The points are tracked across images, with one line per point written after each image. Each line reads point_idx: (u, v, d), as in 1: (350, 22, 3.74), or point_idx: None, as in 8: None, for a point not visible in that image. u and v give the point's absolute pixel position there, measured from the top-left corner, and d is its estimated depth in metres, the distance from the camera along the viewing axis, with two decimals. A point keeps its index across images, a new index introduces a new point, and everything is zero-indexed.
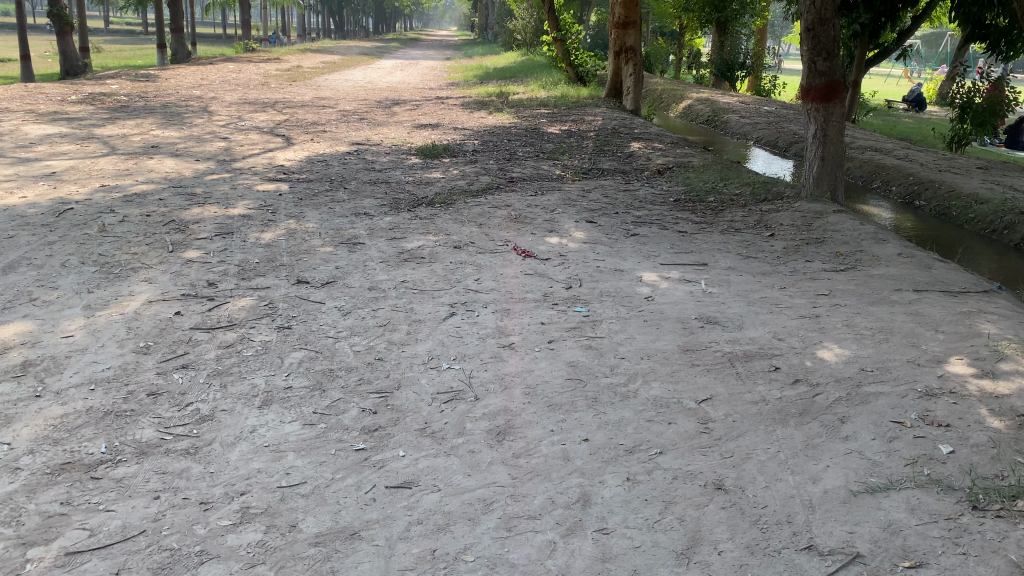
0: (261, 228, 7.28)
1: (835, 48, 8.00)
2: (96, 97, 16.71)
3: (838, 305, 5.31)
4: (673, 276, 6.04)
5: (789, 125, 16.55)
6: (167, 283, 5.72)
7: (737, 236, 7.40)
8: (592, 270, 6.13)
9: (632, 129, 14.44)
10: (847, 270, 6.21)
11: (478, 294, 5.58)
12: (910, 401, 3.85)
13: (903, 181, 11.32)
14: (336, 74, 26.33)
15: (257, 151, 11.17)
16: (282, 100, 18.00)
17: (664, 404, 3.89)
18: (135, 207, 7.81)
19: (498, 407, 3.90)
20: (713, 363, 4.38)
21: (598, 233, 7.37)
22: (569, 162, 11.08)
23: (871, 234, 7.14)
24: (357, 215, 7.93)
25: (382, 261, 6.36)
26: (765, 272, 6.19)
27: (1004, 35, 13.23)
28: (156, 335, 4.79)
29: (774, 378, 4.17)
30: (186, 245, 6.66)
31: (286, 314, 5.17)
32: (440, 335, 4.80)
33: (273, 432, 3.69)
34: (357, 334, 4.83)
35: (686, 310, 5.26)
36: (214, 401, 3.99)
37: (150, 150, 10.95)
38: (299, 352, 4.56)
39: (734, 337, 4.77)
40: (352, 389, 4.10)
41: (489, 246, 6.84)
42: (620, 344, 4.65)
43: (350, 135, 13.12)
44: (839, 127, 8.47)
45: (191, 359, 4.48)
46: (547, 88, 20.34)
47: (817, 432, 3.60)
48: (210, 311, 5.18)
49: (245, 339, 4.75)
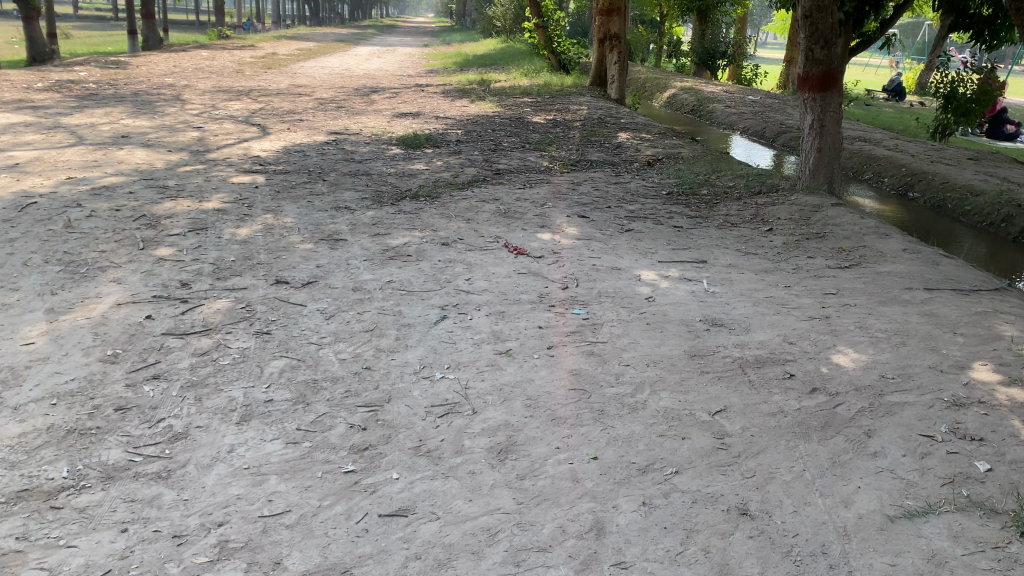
0: (238, 223, 6.94)
1: (833, 36, 7.74)
2: (63, 84, 16.17)
3: (848, 305, 5.06)
4: (673, 274, 5.78)
5: (775, 116, 16.35)
6: (137, 283, 5.36)
7: (734, 232, 7.15)
8: (587, 269, 5.86)
9: (618, 118, 14.16)
10: (851, 267, 5.98)
11: (470, 295, 5.28)
12: (937, 412, 3.61)
13: (895, 173, 11.14)
14: (311, 61, 25.81)
15: (232, 142, 10.77)
16: (258, 88, 17.53)
17: (675, 417, 3.62)
18: (104, 201, 7.43)
19: (498, 421, 3.61)
20: (723, 370, 4.12)
21: (591, 228, 7.10)
22: (556, 153, 10.79)
23: (873, 228, 6.92)
24: (338, 209, 7.59)
25: (366, 259, 6.04)
26: (768, 270, 5.94)
27: (987, 24, 13.03)
28: (125, 342, 4.44)
29: (790, 386, 3.91)
30: (157, 242, 6.29)
31: (265, 318, 4.84)
32: (432, 341, 4.50)
33: (254, 452, 3.38)
34: (343, 340, 4.52)
35: (690, 311, 5.00)
36: (187, 417, 3.67)
37: (120, 140, 10.51)
38: (280, 361, 4.25)
39: (742, 341, 4.51)
40: (338, 402, 3.79)
41: (478, 242, 6.54)
42: (623, 350, 4.38)
43: (329, 124, 12.74)
44: (836, 118, 8.23)
45: (164, 369, 4.14)
46: (528, 77, 20.01)
47: (843, 448, 3.35)
48: (183, 315, 4.84)
49: (221, 346, 4.43)
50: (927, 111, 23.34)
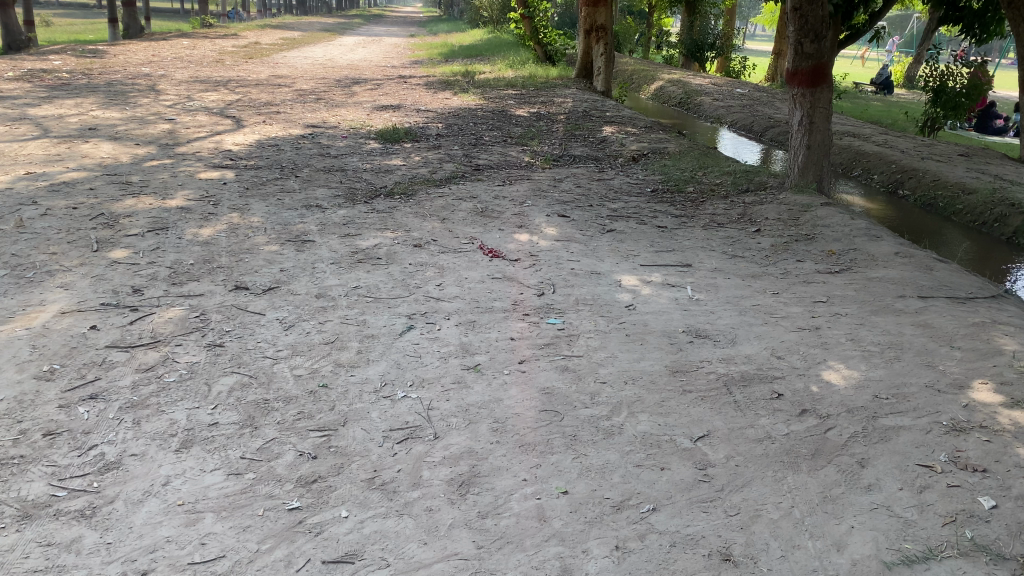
0: (201, 222, 6.61)
1: (824, 29, 7.48)
2: (35, 73, 15.71)
3: (840, 315, 4.79)
4: (655, 279, 5.50)
5: (763, 109, 16.10)
6: (86, 289, 5.03)
7: (720, 232, 6.88)
8: (565, 273, 5.57)
9: (603, 112, 13.85)
10: (842, 271, 5.72)
11: (440, 302, 4.98)
12: (935, 438, 3.35)
13: (886, 170, 10.90)
14: (294, 51, 25.38)
15: (204, 134, 10.42)
16: (236, 78, 17.13)
17: (654, 443, 3.34)
18: (61, 198, 7.07)
19: (461, 448, 3.32)
20: (706, 389, 3.83)
21: (572, 228, 6.81)
22: (538, 148, 10.49)
23: (864, 230, 6.66)
24: (309, 207, 7.27)
25: (333, 262, 5.73)
26: (754, 275, 5.66)
27: (978, 18, 12.72)
28: (64, 356, 4.11)
29: (778, 408, 3.64)
30: (113, 243, 5.96)
31: (219, 328, 4.52)
32: (395, 355, 4.20)
33: (191, 485, 3.07)
34: (300, 354, 4.21)
35: (671, 321, 4.72)
36: (122, 444, 3.36)
37: (87, 132, 10.13)
38: (230, 378, 3.93)
39: (728, 355, 4.24)
40: (289, 426, 3.50)
41: (453, 244, 6.23)
42: (600, 366, 4.08)
43: (307, 117, 12.38)
44: (826, 114, 7.96)
45: (103, 387, 3.82)
46: (514, 68, 19.69)
47: (835, 480, 3.07)
48: (131, 325, 4.52)
49: (168, 361, 4.11)
50: (916, 104, 23.19)
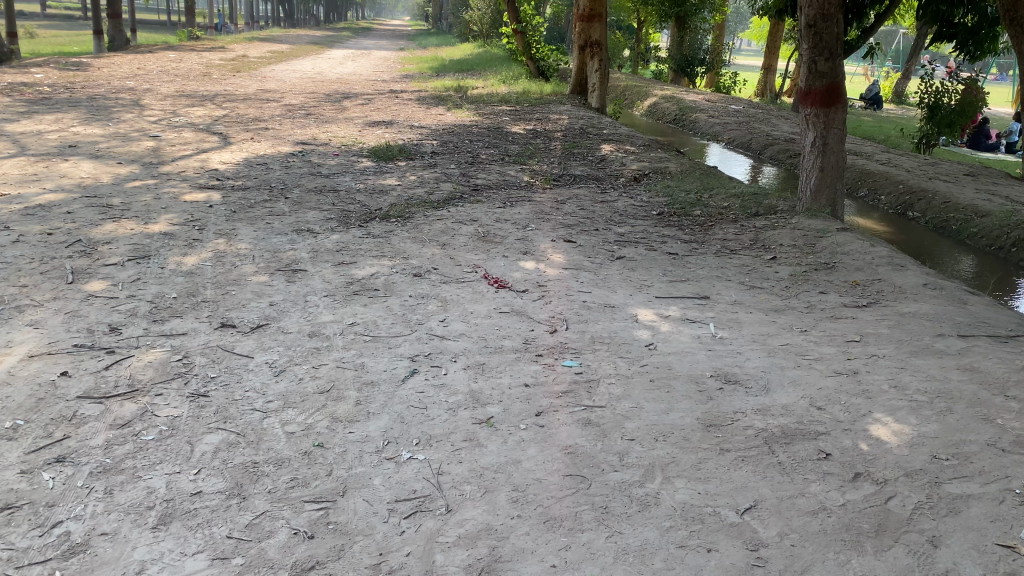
0: (185, 249, 6.20)
1: (838, 48, 7.24)
2: (15, 87, 15.25)
3: (878, 357, 4.44)
4: (673, 314, 5.13)
5: (761, 126, 15.84)
6: (58, 328, 4.61)
7: (735, 260, 6.54)
8: (578, 307, 5.20)
9: (600, 129, 13.53)
10: (872, 305, 5.38)
11: (444, 341, 4.59)
12: (1009, 513, 3.03)
13: (893, 190, 10.61)
14: (283, 64, 24.98)
15: (190, 152, 10.02)
16: (223, 92, 16.71)
17: (696, 517, 2.97)
18: (36, 222, 6.65)
19: (479, 524, 2.94)
20: (745, 448, 3.47)
21: (579, 256, 6.43)
22: (537, 167, 10.14)
23: (887, 258, 6.33)
24: (299, 232, 6.87)
25: (326, 294, 5.34)
26: (778, 309, 5.30)
27: (972, 35, 12.50)
28: (31, 410, 3.69)
29: (828, 472, 3.28)
30: (90, 274, 5.54)
31: (203, 374, 4.11)
32: (399, 407, 3.80)
33: (171, 573, 2.68)
34: (292, 406, 3.80)
35: (697, 364, 4.34)
36: (90, 520, 2.95)
37: (66, 150, 9.68)
38: (214, 436, 3.52)
39: (763, 405, 3.87)
40: (281, 496, 3.10)
41: (455, 273, 5.86)
42: (625, 419, 3.69)
43: (296, 133, 11.98)
44: (840, 135, 7.64)
45: (72, 448, 3.40)
46: (507, 83, 19.38)
47: (906, 565, 2.73)
48: (106, 371, 4.10)
49: (146, 414, 3.70)
50: (907, 120, 23.03)
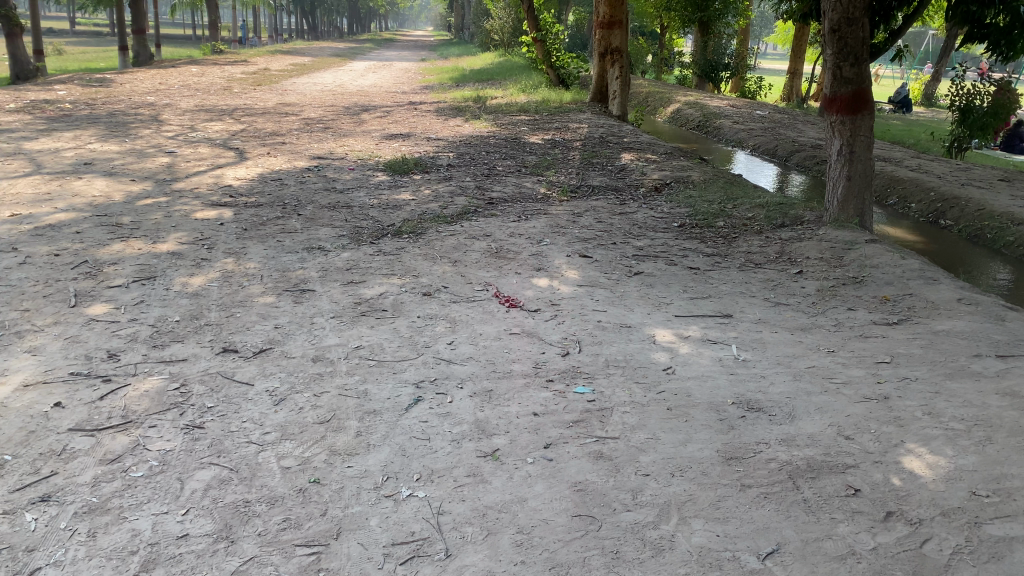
0: (192, 270, 6.07)
1: (864, 52, 6.99)
2: (38, 104, 15.34)
3: (910, 380, 4.19)
4: (693, 334, 4.91)
5: (785, 132, 15.54)
6: (55, 355, 4.48)
7: (759, 274, 6.30)
8: (592, 327, 5.00)
9: (620, 138, 13.31)
10: (902, 323, 5.13)
11: (451, 366, 4.41)
12: None
13: (924, 198, 10.29)
14: (304, 77, 25.04)
15: (204, 168, 9.95)
16: (243, 107, 16.72)
17: (713, 564, 2.77)
18: (44, 243, 6.56)
19: (480, 571, 2.75)
20: (768, 483, 3.25)
21: (595, 271, 6.23)
22: (555, 178, 9.95)
23: (918, 271, 6.06)
24: (310, 249, 6.74)
25: (333, 316, 5.18)
26: (804, 328, 5.06)
27: (1005, 36, 12.12)
28: (19, 443, 3.54)
29: (857, 510, 3.05)
30: (93, 296, 5.43)
31: (200, 404, 3.95)
32: (401, 439, 3.62)
33: None
34: (290, 438, 3.63)
35: (717, 389, 4.12)
36: (70, 566, 2.79)
37: (81, 168, 9.64)
38: (207, 473, 3.35)
39: (788, 435, 3.65)
40: (271, 539, 2.93)
41: (466, 292, 5.68)
42: (640, 452, 3.48)
43: (313, 147, 11.90)
44: (867, 143, 7.38)
45: (58, 485, 3.25)
46: (526, 93, 19.24)
47: None
48: (101, 401, 3.96)
49: (138, 449, 3.54)
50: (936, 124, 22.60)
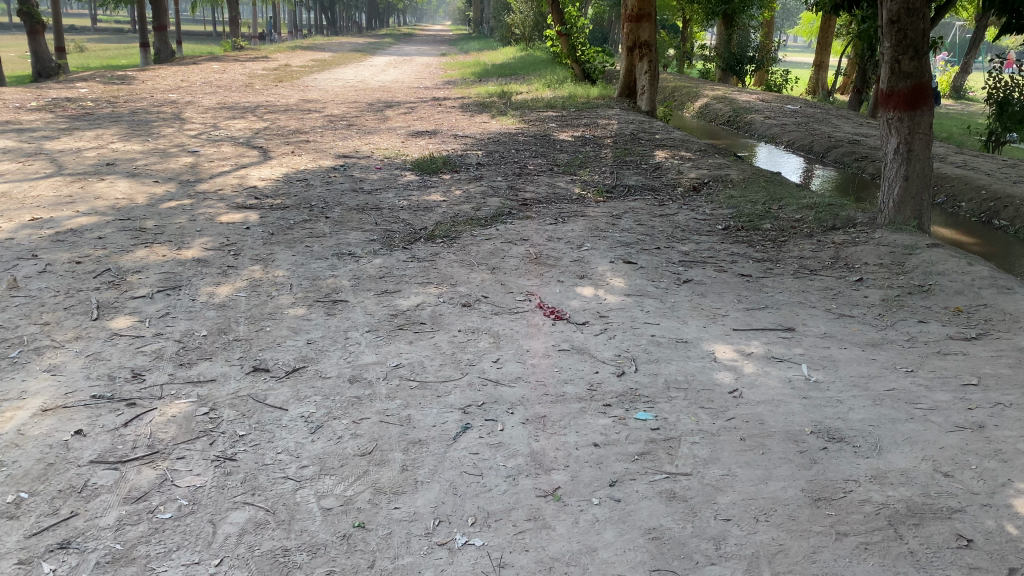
0: (218, 278, 5.78)
1: (925, 45, 6.59)
2: (59, 102, 15.14)
3: (1004, 406, 3.83)
4: (756, 351, 4.55)
5: (820, 127, 15.08)
6: (76, 374, 4.19)
7: (816, 282, 5.92)
8: (647, 342, 4.65)
9: (652, 134, 12.91)
10: (982, 339, 4.75)
11: (499, 388, 4.08)
12: None
13: (974, 196, 9.84)
14: (326, 73, 24.74)
15: (228, 169, 9.68)
16: (265, 104, 16.46)
17: None
18: (65, 249, 6.29)
19: None
20: (866, 530, 2.90)
21: (642, 279, 5.89)
22: (589, 177, 9.59)
23: (989, 279, 5.67)
24: (340, 255, 6.43)
25: (369, 329, 4.86)
26: (876, 344, 4.68)
27: None
28: (37, 478, 3.25)
29: (973, 567, 2.71)
30: (116, 308, 5.14)
31: (231, 432, 3.65)
32: (451, 474, 3.30)
33: None
34: (330, 473, 3.32)
35: (792, 416, 3.76)
36: None
37: (103, 169, 9.37)
38: (241, 514, 3.05)
39: (880, 471, 3.29)
40: None
41: (507, 302, 5.35)
42: (717, 492, 3.15)
43: (337, 146, 11.60)
44: (926, 141, 6.96)
45: (79, 528, 2.96)
46: (552, 87, 18.87)
47: None
48: (124, 429, 3.66)
49: (165, 484, 3.24)
50: (970, 117, 21.98)
